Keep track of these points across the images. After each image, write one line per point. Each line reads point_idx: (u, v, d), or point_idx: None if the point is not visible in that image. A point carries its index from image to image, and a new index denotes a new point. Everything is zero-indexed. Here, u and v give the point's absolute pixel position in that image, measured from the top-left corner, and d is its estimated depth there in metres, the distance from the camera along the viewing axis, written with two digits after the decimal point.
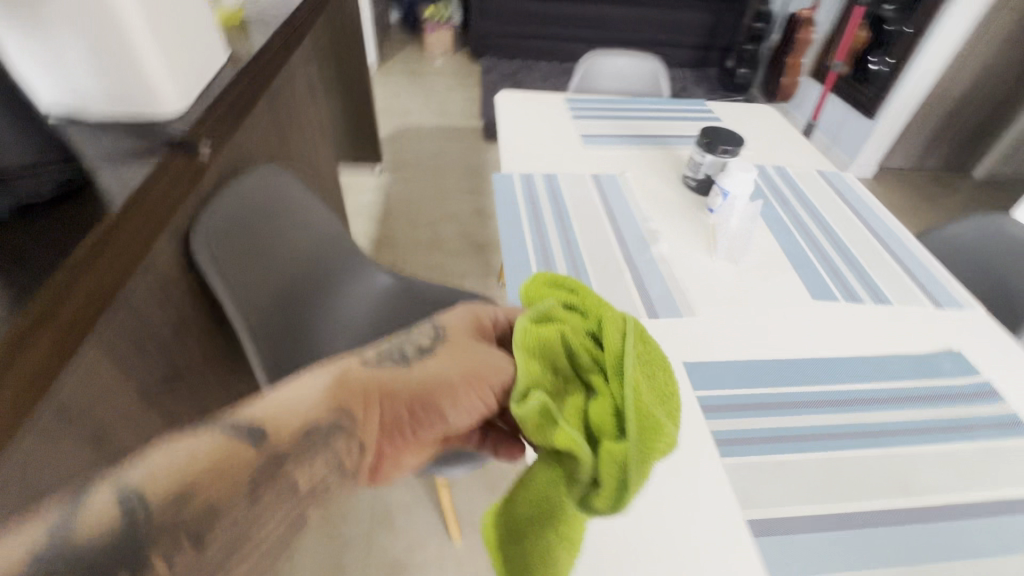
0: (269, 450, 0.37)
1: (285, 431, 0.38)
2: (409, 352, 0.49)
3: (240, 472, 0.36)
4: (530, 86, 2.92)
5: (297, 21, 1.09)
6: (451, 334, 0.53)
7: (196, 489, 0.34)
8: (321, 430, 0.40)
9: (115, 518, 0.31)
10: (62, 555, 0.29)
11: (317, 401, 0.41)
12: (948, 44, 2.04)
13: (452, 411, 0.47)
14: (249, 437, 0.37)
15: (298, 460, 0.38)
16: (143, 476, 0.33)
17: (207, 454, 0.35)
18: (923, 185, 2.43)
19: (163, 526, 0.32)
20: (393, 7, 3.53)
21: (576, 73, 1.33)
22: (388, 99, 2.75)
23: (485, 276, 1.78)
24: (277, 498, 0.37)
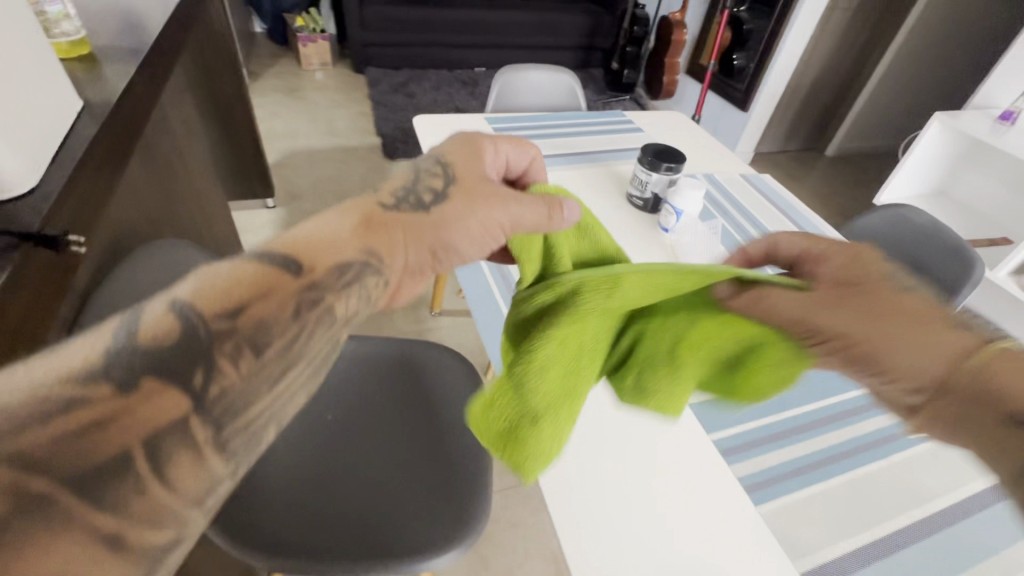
0: (309, 280, 0.41)
1: (322, 264, 0.42)
2: (428, 196, 0.51)
3: (285, 295, 0.40)
4: (423, 96, 2.80)
5: (162, 50, 0.91)
6: (462, 177, 0.52)
7: (250, 307, 0.38)
8: (357, 266, 0.44)
9: (174, 327, 0.35)
10: (128, 355, 0.32)
11: (351, 241, 0.45)
12: (799, 41, 2.29)
13: (466, 233, 0.50)
14: (290, 268, 0.41)
15: (336, 290, 0.43)
16: (187, 294, 0.36)
17: (247, 276, 0.39)
18: (792, 166, 2.73)
19: (228, 338, 0.36)
20: (255, 18, 3.19)
21: (493, 90, 1.26)
22: (266, 121, 2.47)
23: (415, 308, 1.66)
24: (324, 324, 0.42)
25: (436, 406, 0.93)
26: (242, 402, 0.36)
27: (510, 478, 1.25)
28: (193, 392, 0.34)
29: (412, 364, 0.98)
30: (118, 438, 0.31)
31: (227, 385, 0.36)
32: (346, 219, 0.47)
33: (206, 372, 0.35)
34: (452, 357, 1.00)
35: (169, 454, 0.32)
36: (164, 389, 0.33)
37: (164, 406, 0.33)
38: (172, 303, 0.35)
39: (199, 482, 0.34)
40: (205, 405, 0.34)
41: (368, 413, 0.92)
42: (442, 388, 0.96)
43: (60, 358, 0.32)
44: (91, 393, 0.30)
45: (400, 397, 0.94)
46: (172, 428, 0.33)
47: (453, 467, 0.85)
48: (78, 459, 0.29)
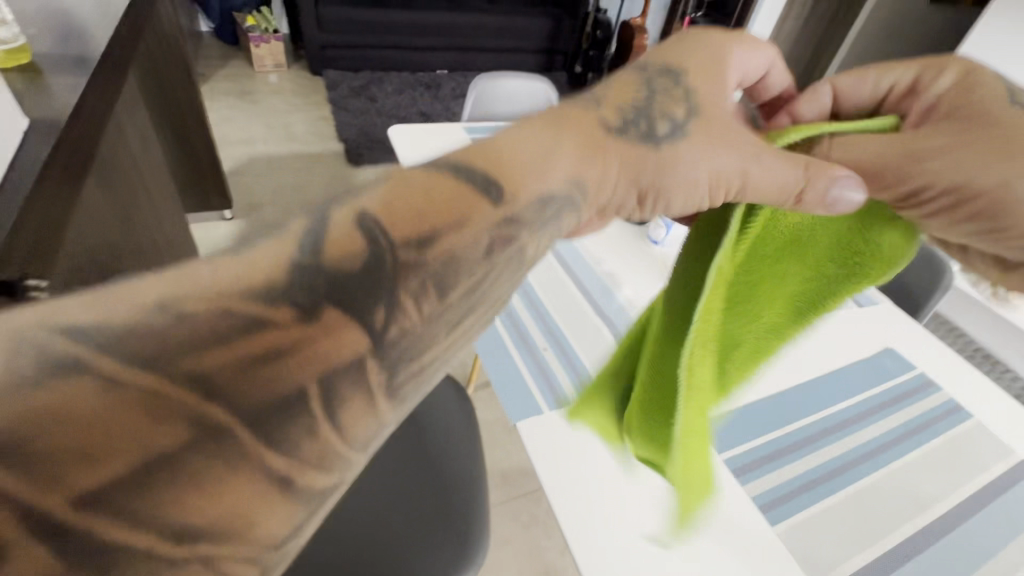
0: (508, 213, 0.34)
1: (523, 193, 0.35)
2: (667, 122, 0.41)
3: (478, 223, 0.33)
4: (386, 100, 2.73)
5: (113, 62, 0.83)
6: (707, 104, 0.42)
7: (437, 238, 0.32)
8: (558, 204, 0.37)
9: (358, 248, 0.30)
10: (313, 276, 0.29)
11: (561, 169, 0.37)
12: (756, 46, 2.38)
13: (688, 170, 0.41)
14: (488, 193, 0.34)
15: (534, 226, 0.36)
16: (377, 211, 0.31)
17: (442, 193, 0.33)
18: None
19: (416, 268, 0.31)
20: (202, 17, 3.04)
21: (469, 100, 1.24)
22: (220, 127, 2.33)
23: None
24: (511, 263, 0.35)
25: (426, 430, 0.90)
26: (418, 346, 0.32)
27: (499, 492, 1.23)
28: (373, 330, 0.30)
29: None
30: (294, 370, 0.28)
31: (406, 326, 0.31)
32: (560, 142, 0.38)
33: (386, 312, 0.30)
34: (439, 379, 0.97)
35: (342, 395, 0.29)
36: (344, 324, 0.29)
37: (344, 341, 0.29)
38: (357, 216, 0.31)
39: (368, 429, 0.30)
40: (380, 347, 0.30)
41: None
42: (432, 409, 0.93)
43: (234, 267, 0.28)
44: (271, 315, 0.28)
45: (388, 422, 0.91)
46: (348, 367, 0.29)
47: (450, 493, 0.83)
48: (260, 391, 0.27)
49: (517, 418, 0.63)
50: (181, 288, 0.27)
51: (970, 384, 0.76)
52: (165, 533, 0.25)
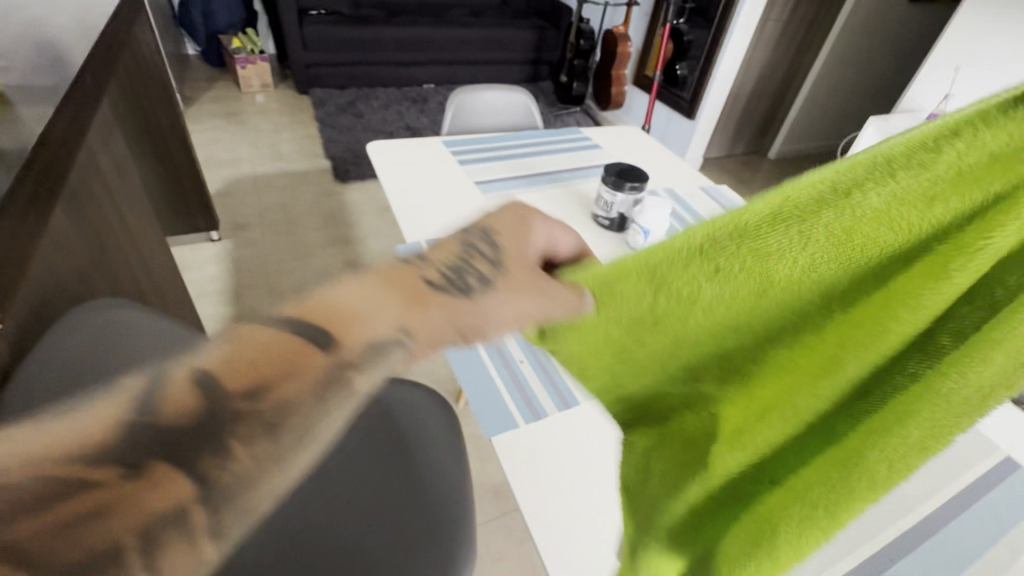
0: (338, 359, 0.33)
1: (352, 337, 0.33)
2: (476, 276, 0.39)
3: (306, 374, 0.32)
4: (373, 116, 2.74)
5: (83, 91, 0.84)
6: (511, 262, 0.42)
7: (268, 387, 0.31)
8: (387, 346, 0.34)
9: (192, 406, 0.30)
10: (146, 434, 0.29)
11: (382, 320, 0.35)
12: (738, 51, 2.40)
13: (503, 323, 0.39)
14: (323, 342, 0.33)
15: (364, 372, 0.33)
16: (205, 374, 0.31)
17: (272, 347, 0.32)
18: (737, 170, 2.84)
19: (242, 416, 0.30)
20: (188, 40, 3.07)
21: (448, 114, 1.24)
22: (207, 148, 2.35)
23: None
24: (342, 398, 0.33)
25: (411, 447, 0.90)
26: (255, 481, 0.30)
27: (488, 509, 1.22)
28: (199, 473, 0.29)
29: (384, 403, 0.95)
30: (115, 529, 0.27)
31: (235, 469, 0.29)
32: (386, 299, 0.36)
33: (215, 456, 0.29)
34: (427, 395, 0.97)
35: (163, 547, 0.27)
36: (173, 473, 0.29)
37: (168, 491, 0.28)
38: (197, 377, 0.31)
39: None
40: (210, 491, 0.29)
41: (342, 454, 0.88)
42: (418, 421, 0.93)
43: (70, 428, 0.28)
44: (97, 472, 0.27)
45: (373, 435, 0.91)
46: (169, 515, 0.28)
47: (431, 510, 0.82)
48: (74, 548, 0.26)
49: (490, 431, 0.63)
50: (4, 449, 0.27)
51: None
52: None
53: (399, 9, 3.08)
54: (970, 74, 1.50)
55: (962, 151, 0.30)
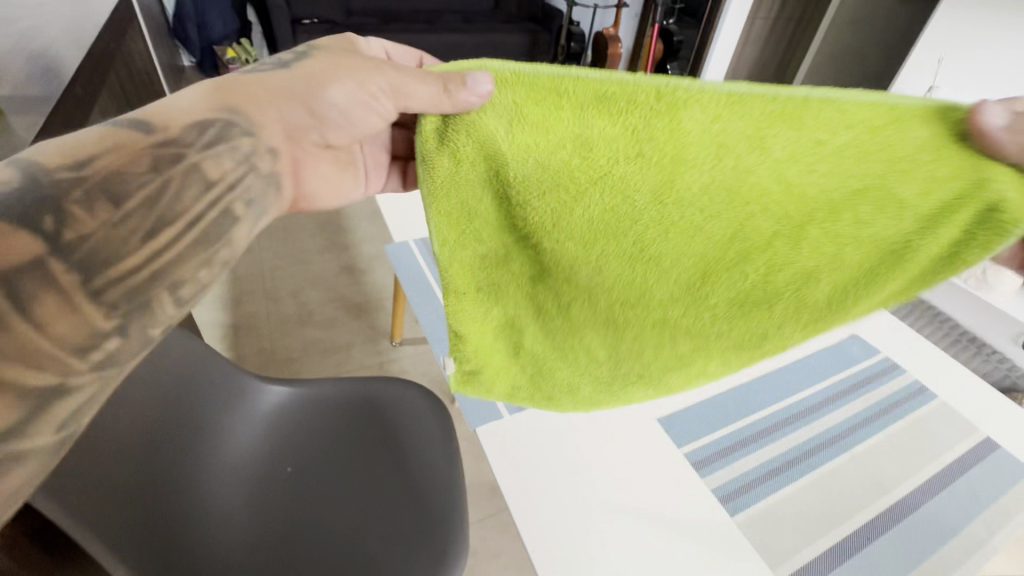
0: (164, 139, 0.47)
1: (175, 125, 0.48)
2: (290, 61, 0.55)
3: (136, 147, 0.45)
4: None
5: (74, 99, 0.86)
6: (320, 49, 0.56)
7: (98, 160, 0.43)
8: (216, 123, 0.49)
9: (19, 183, 0.40)
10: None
11: (206, 105, 0.50)
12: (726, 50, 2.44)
13: (330, 101, 0.52)
14: (144, 130, 0.47)
15: (195, 145, 0.48)
16: (28, 155, 0.42)
17: (101, 142, 0.45)
18: None
19: (73, 186, 0.41)
20: (184, 50, 3.11)
21: None
22: None
23: (374, 339, 1.62)
24: (181, 167, 0.47)
25: (403, 445, 0.91)
26: (108, 251, 0.42)
27: (484, 505, 1.23)
28: (44, 231, 0.39)
29: (372, 399, 0.96)
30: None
31: (83, 232, 0.41)
32: (206, 94, 0.51)
33: (56, 221, 0.40)
34: (414, 390, 0.97)
35: (31, 294, 0.37)
36: (17, 231, 0.38)
37: (17, 247, 0.38)
38: (27, 167, 0.41)
39: (70, 326, 0.39)
40: (58, 244, 0.39)
41: (333, 452, 0.90)
42: (411, 418, 0.94)
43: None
44: None
45: (366, 433, 0.92)
46: (26, 265, 0.38)
47: (422, 506, 0.84)
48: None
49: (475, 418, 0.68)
50: None
51: (933, 373, 0.79)
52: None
53: (391, 17, 3.12)
54: (953, 65, 1.51)
55: (838, 124, 0.42)
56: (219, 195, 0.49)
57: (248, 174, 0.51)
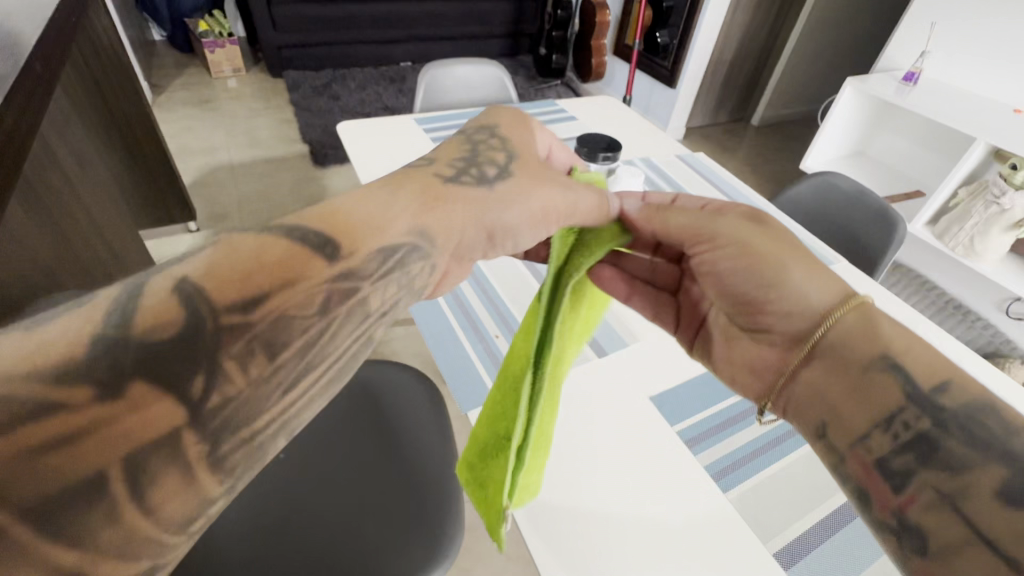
0: (342, 270, 0.43)
1: (361, 251, 0.44)
2: (494, 170, 0.56)
3: (313, 282, 0.41)
4: (350, 96, 2.68)
5: (32, 79, 0.81)
6: (519, 155, 0.59)
7: (267, 297, 0.38)
8: (404, 250, 0.46)
9: (172, 321, 0.34)
10: (120, 349, 0.32)
11: (404, 226, 0.47)
12: (716, 16, 2.37)
13: (516, 213, 0.54)
14: (323, 251, 0.42)
15: (373, 280, 0.44)
16: (198, 276, 0.36)
17: (272, 257, 0.40)
18: (719, 140, 2.85)
19: (234, 341, 0.36)
20: (154, 24, 2.97)
21: (420, 91, 1.22)
22: (178, 138, 2.28)
23: None
24: (343, 305, 0.42)
25: (398, 429, 0.91)
26: (247, 411, 0.36)
27: None
28: (189, 401, 0.33)
29: (368, 388, 0.95)
30: (98, 454, 0.30)
31: (229, 393, 0.35)
32: (395, 203, 0.49)
33: (205, 382, 0.34)
34: (410, 375, 0.97)
35: (152, 474, 0.32)
36: (155, 398, 0.32)
37: (154, 417, 0.32)
38: (177, 286, 0.35)
39: (182, 504, 0.33)
40: (199, 418, 0.34)
41: (326, 437, 0.90)
42: (405, 402, 0.94)
43: (54, 347, 0.31)
44: (69, 396, 0.30)
45: (359, 418, 0.92)
46: (162, 440, 0.32)
47: (419, 498, 0.83)
48: (63, 477, 0.29)
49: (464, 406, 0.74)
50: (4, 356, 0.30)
51: None
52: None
53: None
54: (947, 28, 1.48)
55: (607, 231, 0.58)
56: (371, 328, 0.45)
57: (404, 299, 0.48)
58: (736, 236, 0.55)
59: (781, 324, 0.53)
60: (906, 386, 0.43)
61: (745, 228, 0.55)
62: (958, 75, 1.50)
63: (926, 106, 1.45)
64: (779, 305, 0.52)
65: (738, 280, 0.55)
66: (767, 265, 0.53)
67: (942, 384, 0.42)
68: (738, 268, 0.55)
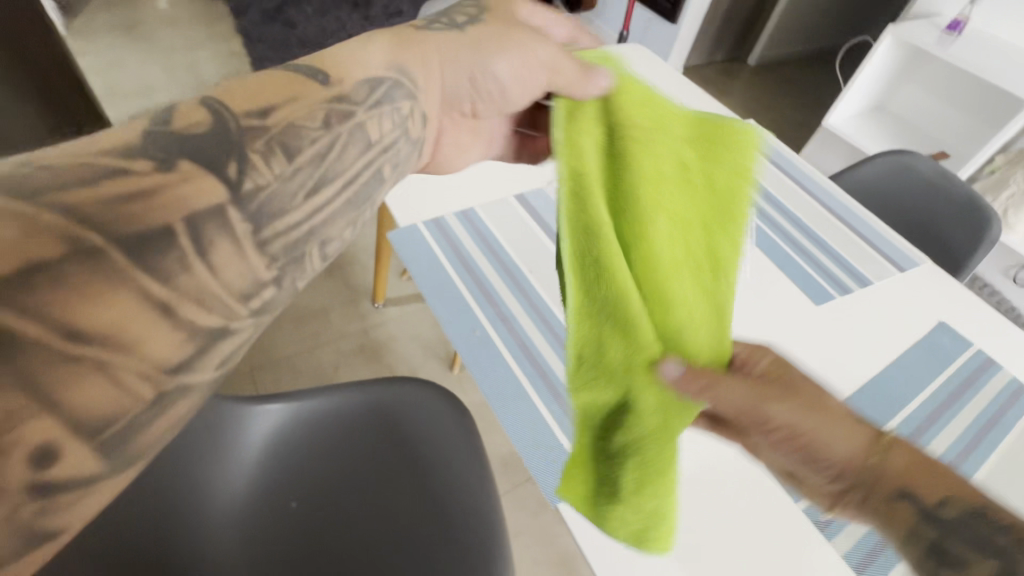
0: (337, 92, 0.41)
1: (349, 78, 0.42)
2: (465, 17, 0.50)
3: (310, 99, 0.39)
4: (308, 23, 2.31)
5: None
6: (491, 6, 0.52)
7: (276, 109, 0.38)
8: (387, 82, 0.44)
9: (203, 122, 0.35)
10: (166, 141, 0.33)
11: (378, 63, 0.44)
12: None
13: (498, 74, 0.48)
14: (316, 78, 0.41)
15: (365, 105, 0.42)
16: (217, 94, 0.38)
17: (271, 89, 0.39)
18: (716, 83, 2.66)
19: (257, 137, 0.36)
20: None
21: None
22: (103, 75, 1.91)
23: (353, 299, 1.44)
24: (347, 128, 0.40)
25: (430, 468, 0.78)
26: (280, 203, 0.36)
27: (502, 481, 1.17)
28: (227, 179, 0.34)
29: (388, 415, 0.81)
30: (161, 210, 0.30)
31: (261, 181, 0.35)
32: (374, 53, 0.45)
33: (239, 165, 0.34)
34: (437, 398, 0.83)
35: (211, 240, 0.32)
36: (200, 173, 0.33)
37: (200, 189, 0.32)
38: (203, 101, 0.37)
39: (241, 276, 0.33)
40: (242, 196, 0.34)
41: (350, 484, 0.77)
42: (436, 435, 0.80)
43: (99, 140, 0.32)
44: (132, 165, 0.31)
45: (384, 458, 0.79)
46: (210, 212, 0.32)
47: (460, 549, 0.72)
48: (128, 220, 0.29)
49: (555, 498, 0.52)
50: (58, 150, 0.31)
51: None
52: (54, 327, 0.26)
53: None
54: None
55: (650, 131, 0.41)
56: (377, 160, 0.42)
57: (401, 139, 0.45)
58: (792, 418, 0.41)
59: (827, 473, 0.43)
60: (929, 506, 0.39)
61: (794, 411, 0.42)
62: (1008, 23, 1.38)
63: (971, 61, 1.33)
64: (823, 459, 0.42)
65: (786, 456, 0.44)
66: (828, 441, 0.42)
67: (942, 497, 0.39)
68: (803, 435, 0.42)
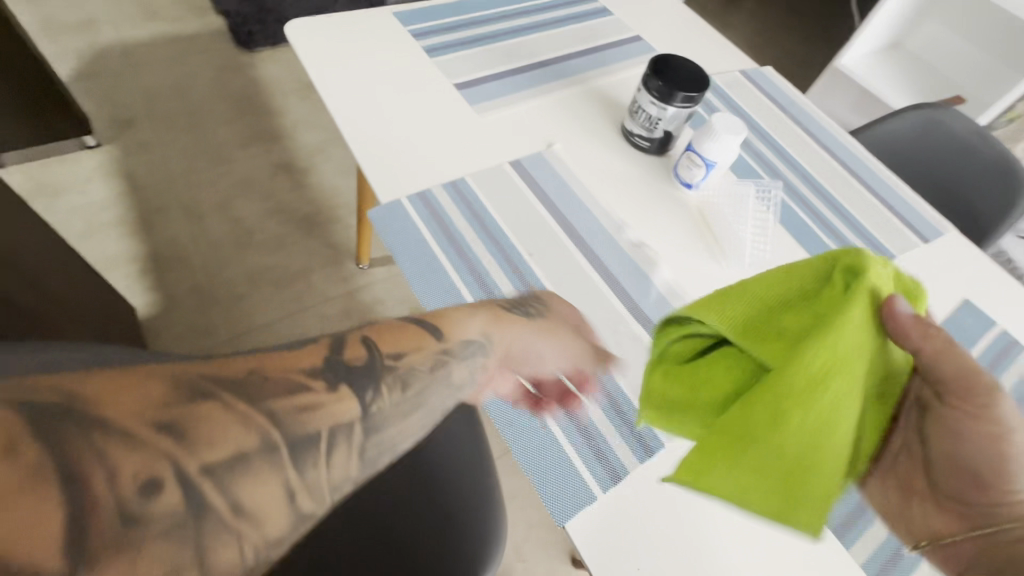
0: (444, 344, 0.49)
1: (454, 333, 0.50)
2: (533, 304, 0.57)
3: (424, 351, 0.48)
4: None
5: None
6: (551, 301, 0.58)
7: (405, 353, 0.47)
8: (475, 346, 0.51)
9: (361, 354, 0.44)
10: (339, 365, 0.42)
11: (474, 327, 0.52)
12: None
13: (547, 358, 0.55)
14: (432, 332, 0.49)
15: (458, 358, 0.49)
16: (371, 333, 0.47)
17: (405, 339, 0.48)
18: (717, 13, 2.47)
19: (391, 372, 0.44)
20: None
21: None
22: (38, 4, 1.68)
23: (334, 260, 1.36)
24: (440, 382, 0.47)
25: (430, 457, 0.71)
26: (384, 424, 0.42)
27: (496, 444, 1.16)
28: (364, 401, 0.41)
29: None
30: (321, 420, 0.38)
31: (380, 407, 0.42)
32: (472, 320, 0.52)
33: (368, 392, 0.42)
34: None
35: (334, 446, 0.38)
36: (347, 396, 0.41)
37: (342, 408, 0.40)
38: (362, 338, 0.46)
39: (339, 474, 0.38)
40: (369, 417, 0.41)
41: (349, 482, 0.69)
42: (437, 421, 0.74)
43: (298, 358, 0.40)
44: (314, 384, 0.39)
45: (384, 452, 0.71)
46: (344, 423, 0.39)
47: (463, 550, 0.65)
48: (304, 424, 0.37)
49: (561, 515, 0.48)
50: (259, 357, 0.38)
51: None
52: (221, 506, 0.31)
53: None
54: None
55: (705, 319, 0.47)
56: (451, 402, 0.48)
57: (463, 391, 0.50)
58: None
59: None
60: None
61: None
62: None
63: None
64: None
65: None
66: None
67: None
68: None
